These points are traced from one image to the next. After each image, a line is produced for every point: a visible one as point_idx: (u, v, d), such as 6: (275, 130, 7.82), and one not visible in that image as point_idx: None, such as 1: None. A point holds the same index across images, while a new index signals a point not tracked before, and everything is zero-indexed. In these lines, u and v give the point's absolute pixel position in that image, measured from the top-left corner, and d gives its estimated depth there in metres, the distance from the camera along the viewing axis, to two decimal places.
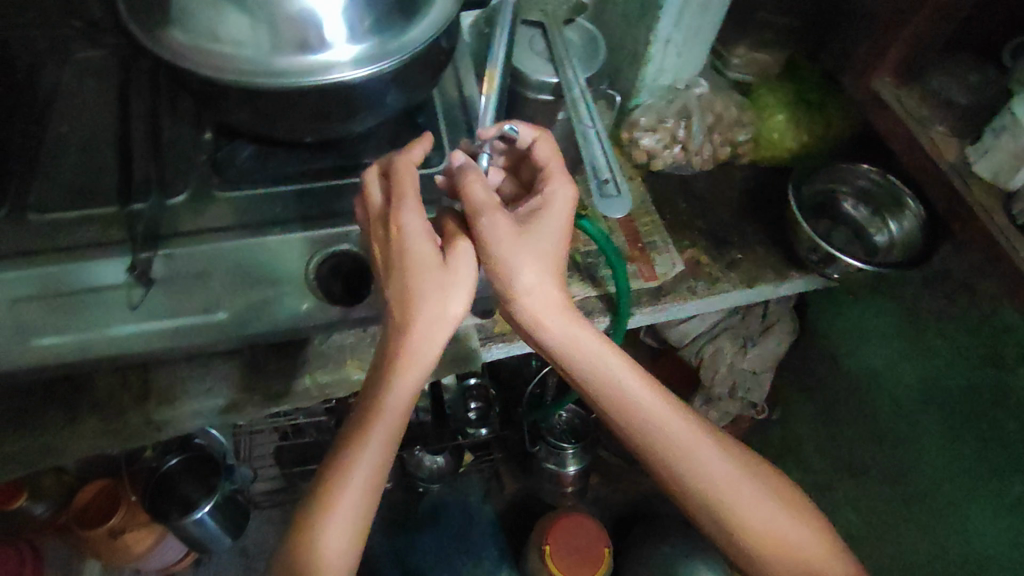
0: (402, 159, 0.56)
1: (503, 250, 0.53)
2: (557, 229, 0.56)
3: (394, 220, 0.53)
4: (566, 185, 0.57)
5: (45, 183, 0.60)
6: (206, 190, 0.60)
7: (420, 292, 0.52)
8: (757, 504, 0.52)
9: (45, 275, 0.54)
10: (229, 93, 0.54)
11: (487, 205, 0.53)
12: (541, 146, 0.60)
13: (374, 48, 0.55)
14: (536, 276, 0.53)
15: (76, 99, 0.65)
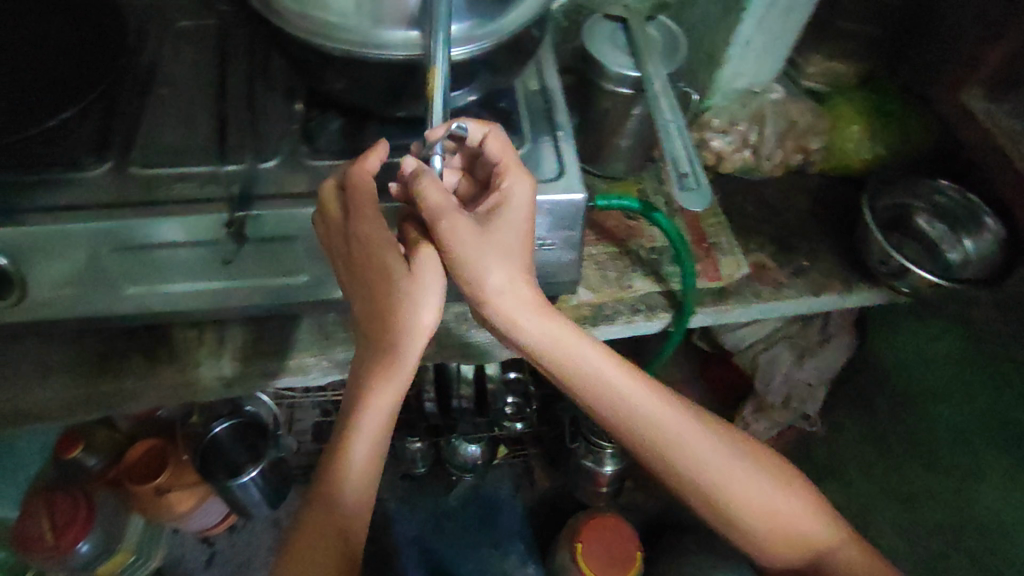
0: (356, 167, 0.53)
1: (469, 253, 0.52)
2: (519, 227, 0.54)
3: (355, 233, 0.51)
4: (523, 180, 0.55)
5: (145, 141, 0.63)
6: (295, 158, 0.62)
7: (393, 298, 0.52)
8: (741, 473, 0.60)
9: (144, 225, 0.57)
10: (329, 63, 0.56)
11: (441, 209, 0.51)
12: (493, 141, 0.56)
13: (469, 28, 0.56)
14: (507, 278, 0.53)
15: (178, 67, 0.69)
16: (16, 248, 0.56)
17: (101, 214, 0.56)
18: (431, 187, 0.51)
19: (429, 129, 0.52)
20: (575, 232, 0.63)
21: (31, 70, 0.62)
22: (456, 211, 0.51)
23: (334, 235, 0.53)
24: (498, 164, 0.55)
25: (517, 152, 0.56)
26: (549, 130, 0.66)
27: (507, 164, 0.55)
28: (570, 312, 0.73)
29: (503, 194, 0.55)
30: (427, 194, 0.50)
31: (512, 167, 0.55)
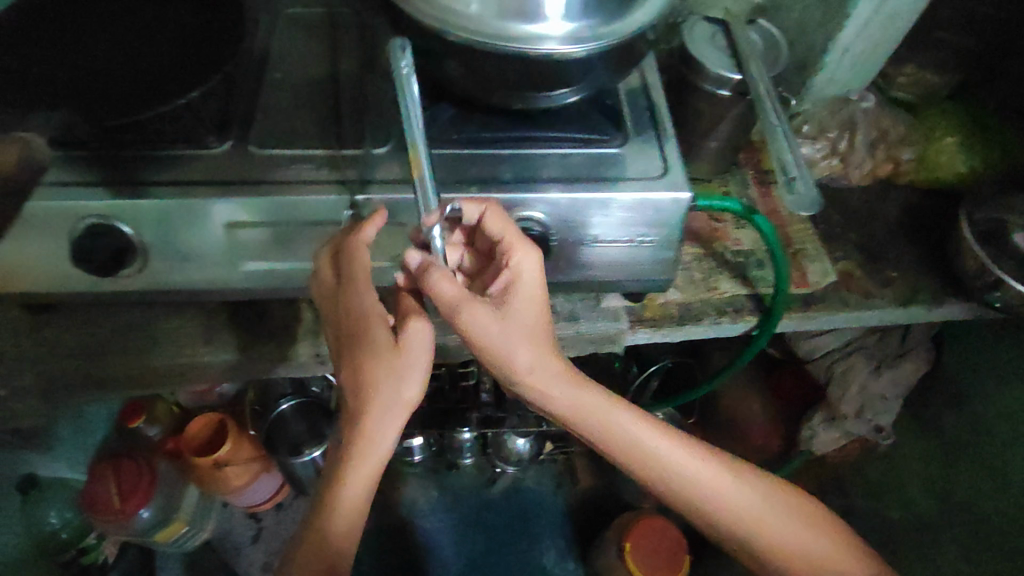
0: (351, 238, 0.57)
1: (490, 338, 0.57)
2: (527, 309, 0.59)
3: (349, 306, 0.57)
4: (530, 256, 0.59)
5: (260, 121, 0.65)
6: (405, 145, 0.63)
7: (380, 375, 0.58)
8: (766, 514, 0.65)
9: (235, 203, 0.58)
10: (450, 52, 0.58)
11: (457, 301, 0.55)
12: (492, 217, 0.58)
13: (582, 31, 0.57)
14: (532, 357, 0.59)
15: (288, 52, 0.70)
16: (143, 217, 0.58)
17: (185, 190, 0.58)
18: (443, 282, 0.55)
19: (425, 216, 0.51)
20: (677, 230, 0.64)
21: (158, 50, 0.63)
22: (469, 301, 0.56)
23: (325, 301, 0.59)
24: (502, 243, 0.58)
25: (518, 228, 0.58)
26: (653, 130, 0.66)
27: (514, 242, 0.58)
28: (657, 309, 0.74)
29: (513, 273, 0.59)
30: (442, 289, 0.55)
31: (518, 243, 0.59)
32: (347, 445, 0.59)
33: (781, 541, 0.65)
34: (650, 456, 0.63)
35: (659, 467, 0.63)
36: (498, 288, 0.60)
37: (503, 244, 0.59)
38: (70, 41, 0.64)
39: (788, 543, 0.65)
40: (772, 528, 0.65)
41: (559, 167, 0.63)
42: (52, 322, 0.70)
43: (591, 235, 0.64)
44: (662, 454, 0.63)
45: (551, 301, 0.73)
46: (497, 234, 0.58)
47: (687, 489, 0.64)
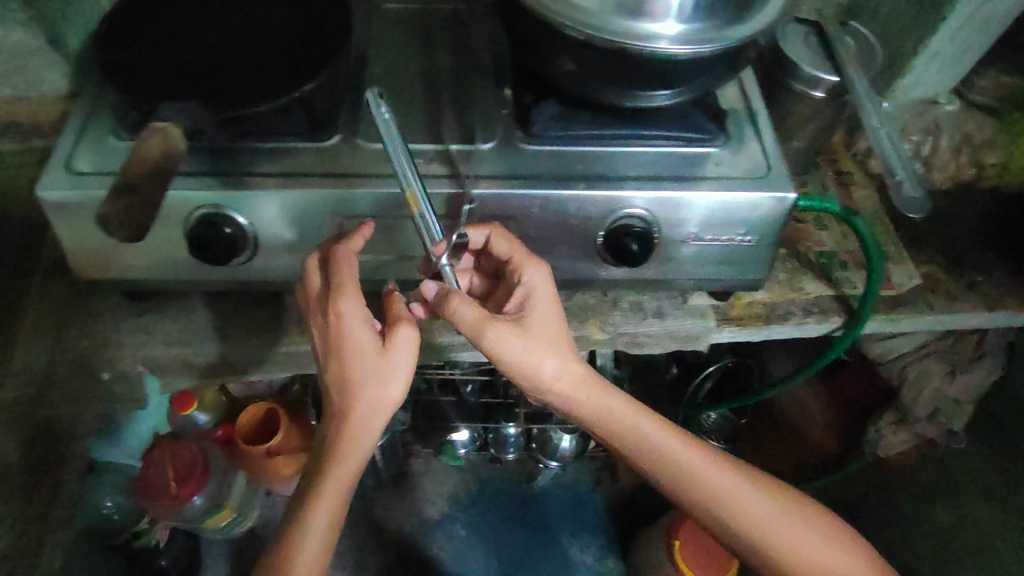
0: (339, 249, 0.58)
1: (516, 354, 0.60)
2: (541, 325, 0.61)
3: (334, 313, 0.58)
4: (540, 270, 0.60)
5: (364, 114, 0.65)
6: (510, 141, 0.64)
7: (366, 379, 0.59)
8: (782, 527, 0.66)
9: (353, 196, 0.60)
10: (566, 47, 0.58)
11: (479, 323, 0.58)
12: (496, 239, 0.60)
13: (697, 32, 0.56)
14: (557, 366, 0.62)
15: (385, 47, 0.71)
16: (257, 204, 0.60)
17: (304, 182, 0.60)
18: (463, 307, 0.57)
19: (433, 246, 0.55)
20: (777, 229, 0.64)
21: (266, 44, 0.64)
22: (488, 322, 0.58)
23: (313, 308, 0.60)
24: (512, 263, 0.60)
25: (526, 246, 0.60)
26: (753, 130, 0.67)
27: (523, 261, 0.60)
28: (744, 308, 0.74)
29: (526, 289, 0.61)
30: (462, 312, 0.57)
31: (528, 261, 0.60)
32: (333, 442, 0.61)
33: (780, 539, 0.66)
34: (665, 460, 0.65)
35: (674, 472, 0.65)
36: (514, 303, 0.62)
37: (511, 263, 0.61)
38: (177, 30, 0.65)
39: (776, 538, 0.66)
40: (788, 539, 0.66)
41: (662, 165, 0.63)
42: (151, 309, 0.71)
43: (691, 233, 0.64)
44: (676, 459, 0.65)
45: (638, 298, 0.74)
46: (505, 254, 0.60)
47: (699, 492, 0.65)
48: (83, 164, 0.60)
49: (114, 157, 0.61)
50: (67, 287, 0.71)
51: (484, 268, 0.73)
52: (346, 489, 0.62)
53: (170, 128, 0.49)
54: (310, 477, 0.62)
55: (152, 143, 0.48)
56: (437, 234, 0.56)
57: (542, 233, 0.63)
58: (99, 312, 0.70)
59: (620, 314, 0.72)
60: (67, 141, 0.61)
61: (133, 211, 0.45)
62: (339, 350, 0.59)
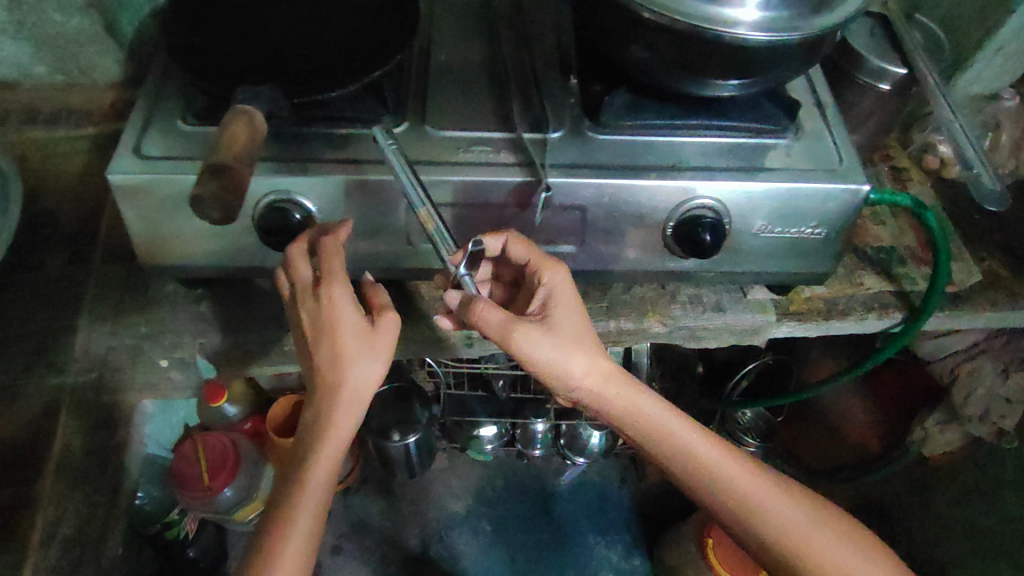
0: (329, 239, 0.58)
1: (547, 355, 0.58)
2: (563, 325, 0.59)
3: (325, 297, 0.57)
4: (559, 270, 0.59)
5: (433, 101, 0.65)
6: (578, 130, 0.63)
7: (352, 358, 0.58)
8: (797, 525, 0.65)
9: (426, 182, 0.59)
10: (645, 30, 0.58)
11: (506, 326, 0.56)
12: (515, 245, 0.59)
13: (777, 21, 0.55)
14: (583, 362, 0.59)
15: (451, 36, 0.71)
16: (329, 189, 0.59)
17: (375, 169, 0.59)
18: (489, 311, 0.56)
19: (450, 256, 0.55)
20: (849, 221, 0.63)
21: (333, 29, 0.64)
22: (515, 323, 0.56)
23: (302, 296, 0.58)
24: (531, 265, 0.59)
25: (541, 248, 0.59)
26: (822, 122, 0.66)
27: (541, 262, 0.59)
28: (804, 303, 0.74)
29: (548, 290, 0.60)
30: (488, 316, 0.55)
31: (546, 263, 0.59)
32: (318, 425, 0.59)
33: (794, 538, 0.64)
34: (670, 453, 0.64)
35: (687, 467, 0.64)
36: (537, 305, 0.60)
37: (529, 266, 0.60)
38: (244, 14, 0.65)
39: (788, 525, 0.65)
40: (801, 539, 0.64)
41: (731, 155, 0.62)
42: (208, 296, 0.70)
43: (760, 225, 0.63)
44: (681, 453, 0.63)
45: (697, 291, 0.73)
46: (523, 258, 0.59)
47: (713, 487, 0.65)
48: (152, 149, 0.60)
49: (183, 142, 0.60)
50: (124, 273, 0.71)
51: (503, 277, 0.73)
52: (329, 474, 0.60)
53: (253, 112, 0.49)
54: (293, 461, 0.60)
55: (239, 126, 0.48)
56: (450, 245, 0.55)
57: (612, 222, 0.62)
58: (158, 298, 0.69)
59: (680, 308, 0.72)
60: (134, 126, 0.61)
61: (228, 190, 0.43)
62: (325, 333, 0.58)
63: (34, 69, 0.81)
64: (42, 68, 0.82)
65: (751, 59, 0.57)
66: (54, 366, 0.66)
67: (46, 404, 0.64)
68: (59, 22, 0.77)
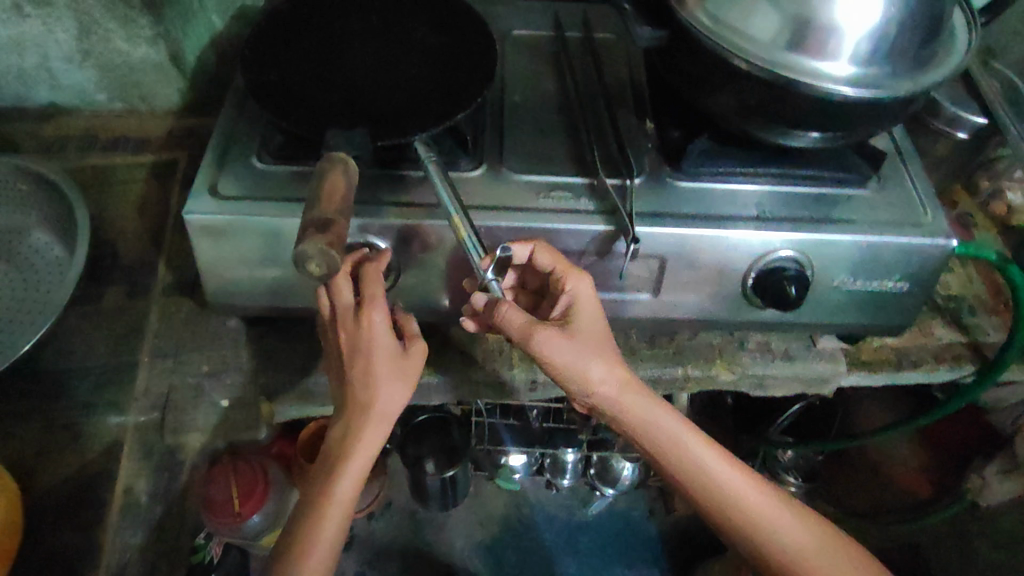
0: (370, 266, 0.56)
1: (567, 360, 0.55)
2: (585, 332, 0.57)
3: (366, 323, 0.54)
4: (583, 281, 0.57)
5: (510, 143, 0.64)
6: (657, 176, 0.62)
7: (385, 382, 0.56)
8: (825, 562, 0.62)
9: (509, 229, 0.58)
10: (727, 78, 0.55)
11: (528, 327, 0.55)
12: (541, 255, 0.57)
13: (872, 78, 0.51)
14: (602, 369, 0.56)
15: (523, 75, 0.71)
16: (408, 233, 0.58)
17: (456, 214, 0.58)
18: (511, 313, 0.55)
19: (479, 262, 0.52)
20: (932, 276, 0.62)
21: (412, 71, 0.63)
22: (536, 327, 0.55)
23: (340, 319, 0.55)
24: (555, 274, 0.57)
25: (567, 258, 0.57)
26: (903, 173, 0.65)
27: (568, 271, 0.56)
28: (874, 353, 0.72)
29: (570, 298, 0.57)
30: (510, 318, 0.55)
31: (571, 271, 0.57)
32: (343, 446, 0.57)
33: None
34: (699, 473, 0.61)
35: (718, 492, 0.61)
36: (558, 311, 0.58)
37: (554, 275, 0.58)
38: (320, 53, 0.64)
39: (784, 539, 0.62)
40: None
41: (812, 203, 0.61)
42: (271, 333, 0.69)
43: (843, 278, 0.61)
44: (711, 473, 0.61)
45: (765, 338, 0.72)
46: (549, 267, 0.57)
47: (743, 517, 0.61)
48: (228, 189, 0.59)
49: (259, 183, 0.59)
50: (186, 308, 0.70)
51: (529, 284, 0.69)
52: (351, 498, 0.58)
53: (349, 161, 0.49)
54: (317, 485, 0.58)
55: (337, 176, 0.47)
56: (478, 249, 0.53)
57: (693, 271, 0.61)
58: (221, 335, 0.68)
59: (749, 355, 0.70)
60: (208, 164, 0.60)
61: (336, 245, 0.43)
62: (361, 357, 0.55)
63: (96, 96, 0.81)
64: (103, 95, 0.82)
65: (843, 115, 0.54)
66: (117, 404, 0.65)
67: (107, 443, 0.65)
68: (126, 51, 0.77)
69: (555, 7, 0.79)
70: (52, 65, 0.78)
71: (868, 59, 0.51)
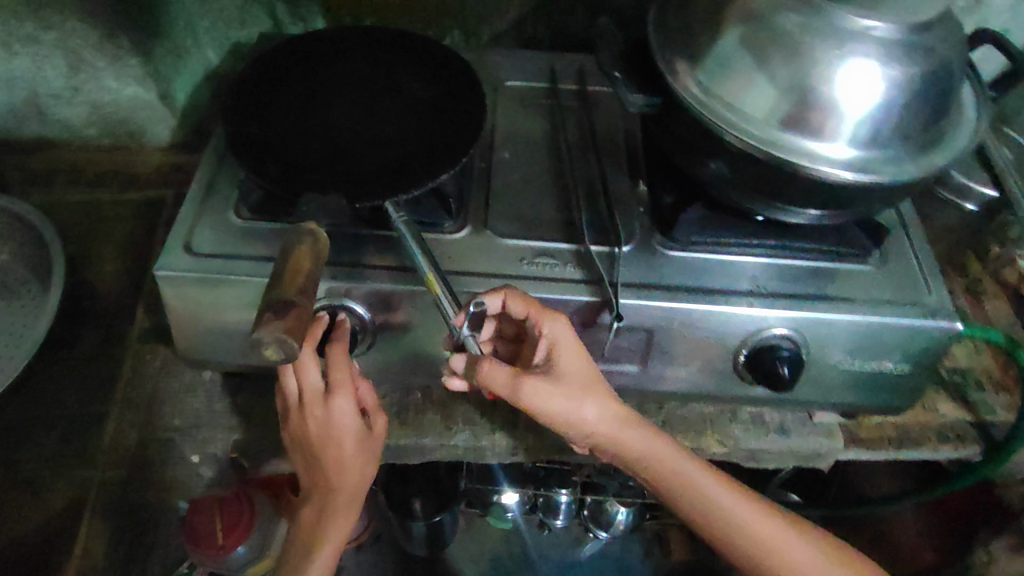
0: (337, 347, 0.54)
1: (558, 407, 0.54)
2: (570, 374, 0.55)
3: (333, 411, 0.54)
4: (560, 321, 0.53)
5: (496, 203, 0.62)
6: (647, 244, 0.60)
7: (359, 466, 0.57)
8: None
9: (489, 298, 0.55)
10: (719, 152, 0.53)
11: (512, 382, 0.53)
12: (513, 303, 0.53)
13: (869, 161, 0.49)
14: (594, 409, 0.55)
15: (513, 129, 0.69)
16: (382, 298, 0.56)
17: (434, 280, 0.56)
18: (494, 370, 0.53)
19: (453, 318, 0.51)
20: (935, 358, 0.58)
21: (398, 126, 0.62)
22: (521, 382, 0.53)
23: (308, 405, 0.55)
24: (530, 320, 0.53)
25: (539, 302, 0.54)
26: (904, 248, 0.62)
27: (541, 315, 0.53)
28: (874, 430, 0.69)
29: (549, 342, 0.54)
30: (493, 376, 0.53)
31: (545, 314, 0.53)
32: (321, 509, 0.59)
33: None
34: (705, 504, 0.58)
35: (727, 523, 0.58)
36: (540, 355, 0.55)
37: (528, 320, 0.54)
38: (305, 105, 0.62)
39: (804, 570, 0.58)
40: None
41: (808, 278, 0.59)
42: (244, 387, 0.66)
43: (839, 358, 0.58)
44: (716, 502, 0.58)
45: (759, 410, 0.69)
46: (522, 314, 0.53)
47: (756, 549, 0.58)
48: (203, 245, 0.57)
49: (236, 239, 0.58)
50: (160, 357, 0.68)
51: (507, 332, 0.64)
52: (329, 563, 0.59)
53: (318, 231, 0.47)
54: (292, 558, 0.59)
55: (304, 250, 0.46)
56: (452, 307, 0.51)
57: (681, 346, 0.58)
58: (193, 388, 0.66)
59: (741, 428, 0.67)
60: (184, 218, 0.58)
61: (295, 332, 0.41)
62: (331, 446, 0.55)
63: (85, 131, 0.80)
64: (92, 131, 0.81)
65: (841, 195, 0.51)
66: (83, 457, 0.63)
67: (72, 497, 0.63)
68: (115, 90, 0.76)
69: (552, 58, 0.77)
70: (41, 101, 0.77)
71: (865, 142, 0.48)
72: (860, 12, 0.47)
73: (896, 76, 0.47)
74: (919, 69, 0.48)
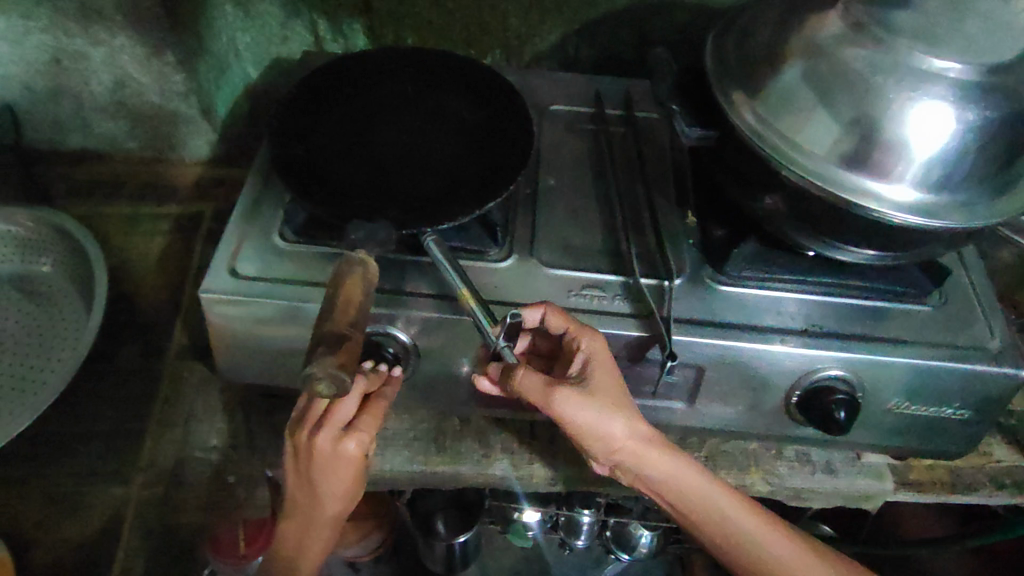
0: (382, 395, 0.54)
1: (589, 420, 0.51)
2: (606, 388, 0.51)
3: (343, 453, 0.52)
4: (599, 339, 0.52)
5: (544, 231, 0.61)
6: (699, 277, 0.58)
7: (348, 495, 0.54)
8: None
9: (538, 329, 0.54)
10: (776, 187, 0.51)
11: (546, 391, 0.50)
12: (551, 317, 0.52)
13: (937, 203, 0.47)
14: (625, 426, 0.52)
15: (558, 154, 0.68)
16: (429, 326, 0.55)
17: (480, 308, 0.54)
18: (529, 377, 0.51)
19: (490, 328, 0.49)
20: (998, 405, 0.56)
21: (445, 151, 0.61)
22: (554, 393, 0.50)
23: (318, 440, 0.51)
24: (569, 336, 0.52)
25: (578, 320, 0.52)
26: (965, 288, 0.60)
27: (580, 330, 0.52)
28: (925, 472, 0.66)
29: (584, 358, 0.52)
30: (526, 384, 0.51)
31: (585, 330, 0.52)
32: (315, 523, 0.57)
33: None
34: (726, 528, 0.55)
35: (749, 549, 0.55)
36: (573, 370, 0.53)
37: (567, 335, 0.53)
38: (350, 128, 0.62)
39: None
40: None
41: (864, 318, 0.57)
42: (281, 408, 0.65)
43: (896, 402, 0.56)
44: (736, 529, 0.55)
45: (805, 448, 0.66)
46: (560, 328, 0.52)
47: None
48: (247, 267, 0.56)
49: (280, 261, 0.57)
50: (198, 372, 0.68)
51: (541, 350, 0.62)
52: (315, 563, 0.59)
53: (368, 260, 0.46)
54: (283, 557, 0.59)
55: (356, 279, 0.45)
56: (487, 319, 0.49)
57: (732, 384, 0.56)
58: (230, 408, 0.65)
59: (787, 466, 0.65)
60: (229, 240, 0.58)
61: (348, 367, 0.41)
62: (333, 480, 0.53)
63: (127, 144, 0.81)
64: (134, 143, 0.81)
65: (907, 235, 0.49)
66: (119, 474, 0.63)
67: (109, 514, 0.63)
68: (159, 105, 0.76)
69: (597, 82, 0.76)
70: (87, 114, 0.77)
71: (934, 184, 0.46)
72: (936, 52, 0.45)
73: (971, 118, 0.45)
74: (994, 110, 0.46)
